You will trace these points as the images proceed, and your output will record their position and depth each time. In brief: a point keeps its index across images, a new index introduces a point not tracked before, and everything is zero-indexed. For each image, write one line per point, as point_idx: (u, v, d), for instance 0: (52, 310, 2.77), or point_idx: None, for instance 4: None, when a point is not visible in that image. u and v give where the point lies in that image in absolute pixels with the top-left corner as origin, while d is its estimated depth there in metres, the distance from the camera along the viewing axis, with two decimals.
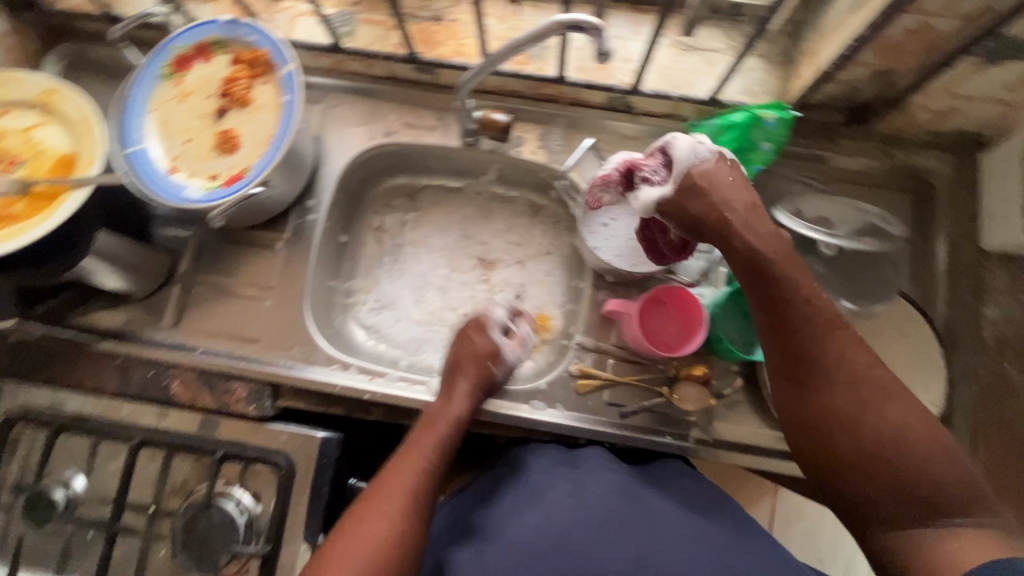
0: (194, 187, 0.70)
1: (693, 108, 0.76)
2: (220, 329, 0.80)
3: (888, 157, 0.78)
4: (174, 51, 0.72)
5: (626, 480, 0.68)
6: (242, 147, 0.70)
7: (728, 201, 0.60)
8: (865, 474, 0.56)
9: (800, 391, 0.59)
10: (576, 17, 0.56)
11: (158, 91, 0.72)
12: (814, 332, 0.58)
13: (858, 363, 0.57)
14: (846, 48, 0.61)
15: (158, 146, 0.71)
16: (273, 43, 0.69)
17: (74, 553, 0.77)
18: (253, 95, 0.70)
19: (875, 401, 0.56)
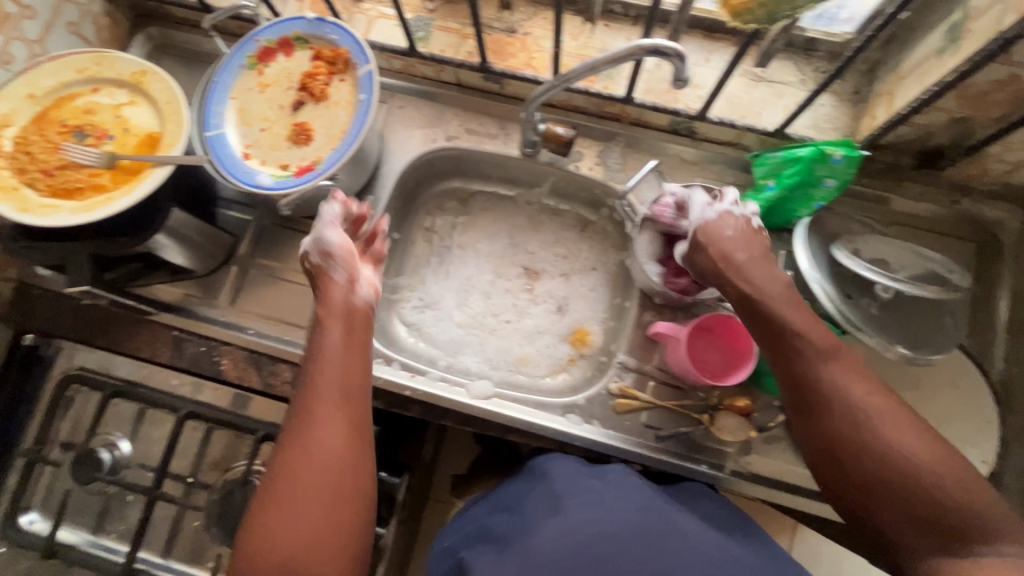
0: (264, 175, 0.72)
1: (757, 138, 0.76)
2: (270, 312, 0.82)
3: (952, 204, 0.76)
4: (259, 43, 0.75)
5: (650, 494, 0.65)
6: (315, 139, 0.73)
7: (727, 253, 0.67)
8: (879, 501, 0.56)
9: (807, 419, 0.61)
10: (657, 42, 0.57)
11: (240, 81, 0.76)
12: (810, 359, 0.60)
13: (855, 387, 0.59)
14: (925, 95, 0.61)
15: (235, 133, 0.74)
16: (356, 44, 0.72)
17: (112, 513, 0.80)
18: (331, 91, 0.73)
19: (876, 425, 0.57)
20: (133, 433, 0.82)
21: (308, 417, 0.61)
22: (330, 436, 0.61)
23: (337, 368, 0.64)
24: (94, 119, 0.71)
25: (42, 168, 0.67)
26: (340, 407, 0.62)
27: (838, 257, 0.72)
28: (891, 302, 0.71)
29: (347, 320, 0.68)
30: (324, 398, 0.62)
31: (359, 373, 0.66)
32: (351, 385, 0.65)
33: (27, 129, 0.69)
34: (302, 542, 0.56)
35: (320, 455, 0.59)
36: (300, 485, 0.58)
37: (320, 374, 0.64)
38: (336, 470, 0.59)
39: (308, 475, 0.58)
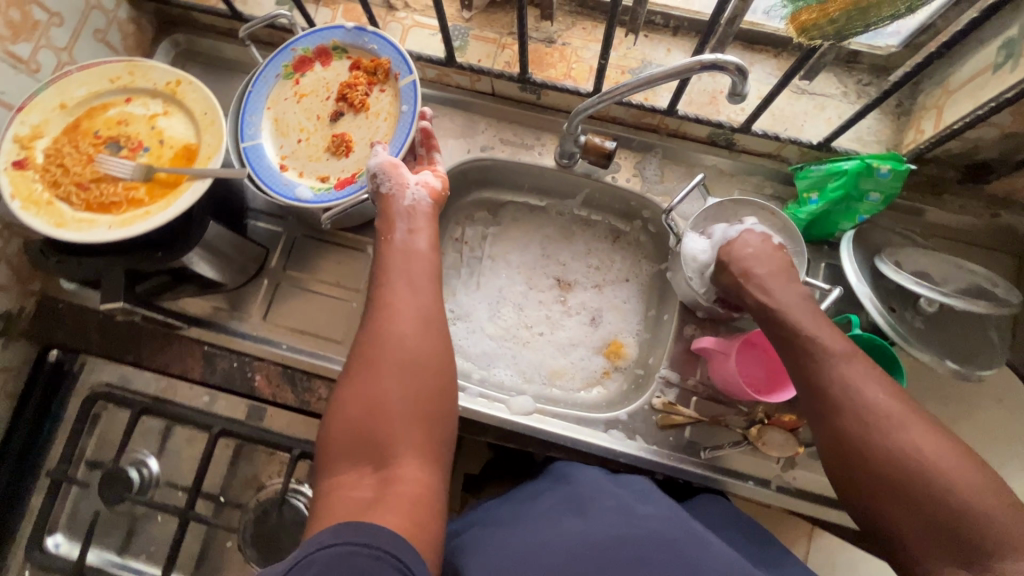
0: (305, 186, 0.70)
1: (798, 151, 0.76)
2: (303, 326, 0.81)
3: (992, 217, 0.76)
4: (296, 53, 0.74)
5: (679, 514, 0.61)
6: (354, 150, 0.72)
7: (748, 268, 0.65)
8: (887, 508, 0.49)
9: (814, 422, 0.54)
10: (717, 57, 0.56)
11: (276, 93, 0.75)
12: (816, 360, 0.55)
13: (865, 389, 0.52)
14: (982, 111, 0.60)
15: (272, 144, 0.73)
16: (397, 54, 0.71)
17: (141, 535, 0.78)
18: (371, 101, 0.72)
19: (881, 425, 0.50)
20: (161, 450, 0.80)
21: (382, 303, 0.58)
22: (405, 321, 0.57)
23: (403, 261, 0.61)
24: (127, 129, 0.69)
25: (77, 182, 0.65)
26: (411, 292, 0.59)
27: (884, 269, 0.71)
28: (936, 316, 0.71)
29: (412, 213, 0.65)
30: (398, 286, 0.59)
31: (426, 270, 0.62)
32: (429, 281, 0.61)
33: (58, 140, 0.67)
34: (375, 420, 0.53)
35: (396, 341, 0.56)
36: (376, 364, 0.55)
37: (393, 265, 0.61)
38: (413, 358, 0.56)
39: (379, 357, 0.55)
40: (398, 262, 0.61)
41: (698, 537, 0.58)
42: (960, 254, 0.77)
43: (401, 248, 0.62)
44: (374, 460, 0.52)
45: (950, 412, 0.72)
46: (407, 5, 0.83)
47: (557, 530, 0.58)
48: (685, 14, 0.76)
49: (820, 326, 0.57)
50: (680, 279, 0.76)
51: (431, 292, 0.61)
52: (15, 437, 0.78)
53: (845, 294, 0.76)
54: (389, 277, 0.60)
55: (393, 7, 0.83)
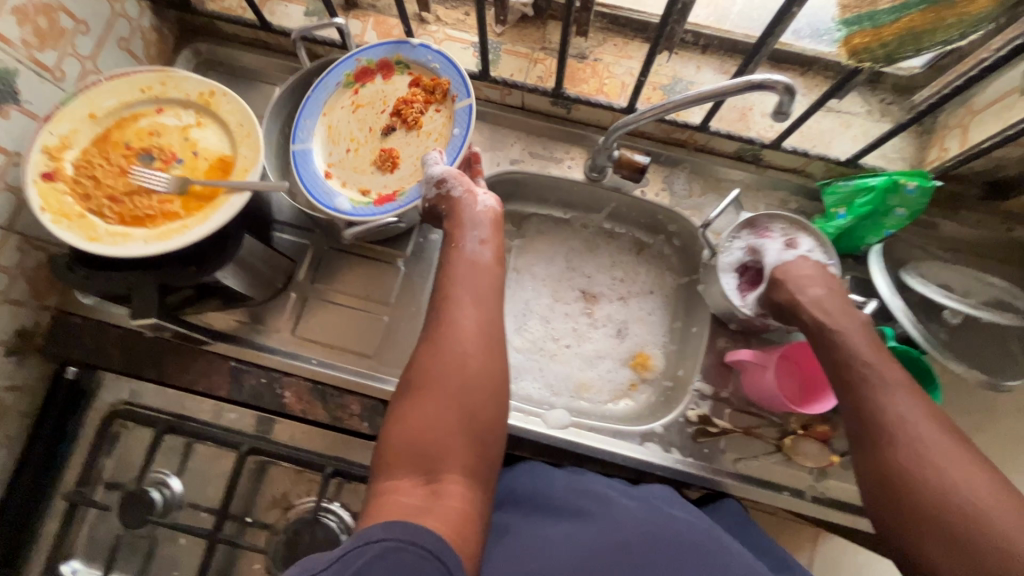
0: (346, 198, 0.70)
1: (825, 167, 0.78)
2: (333, 340, 0.79)
3: (1006, 231, 0.79)
4: (359, 62, 0.74)
5: (705, 524, 0.59)
6: (400, 167, 0.71)
7: (802, 288, 0.66)
8: (929, 536, 0.49)
9: (862, 449, 0.55)
10: (763, 77, 0.57)
11: (335, 99, 0.74)
12: (876, 387, 0.56)
13: (921, 425, 0.52)
14: (1011, 131, 0.62)
15: (320, 151, 0.73)
16: (458, 76, 0.71)
17: (162, 558, 0.75)
18: (425, 121, 0.72)
19: (934, 460, 0.50)
20: (181, 469, 0.77)
21: (444, 319, 0.58)
22: (466, 341, 0.56)
23: (471, 275, 0.61)
24: (159, 140, 0.68)
25: (109, 194, 0.64)
26: (476, 310, 0.59)
27: (910, 282, 0.74)
28: (959, 327, 0.73)
29: (474, 228, 0.64)
30: (460, 304, 0.59)
31: (491, 286, 0.62)
32: (491, 300, 0.61)
33: (88, 151, 0.65)
34: (431, 438, 0.51)
35: (457, 361, 0.55)
36: (436, 383, 0.54)
37: (454, 280, 0.61)
38: (475, 380, 0.55)
39: (441, 377, 0.54)
40: (461, 279, 0.61)
41: (724, 544, 0.57)
42: (978, 268, 0.80)
43: (465, 263, 0.62)
44: (428, 472, 0.50)
45: (974, 421, 0.74)
46: (439, 19, 0.84)
47: (580, 526, 0.58)
48: (716, 33, 0.77)
49: (866, 347, 0.59)
50: (715, 292, 0.77)
51: (492, 311, 0.60)
52: (30, 457, 0.74)
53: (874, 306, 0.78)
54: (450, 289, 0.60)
55: (424, 21, 0.84)
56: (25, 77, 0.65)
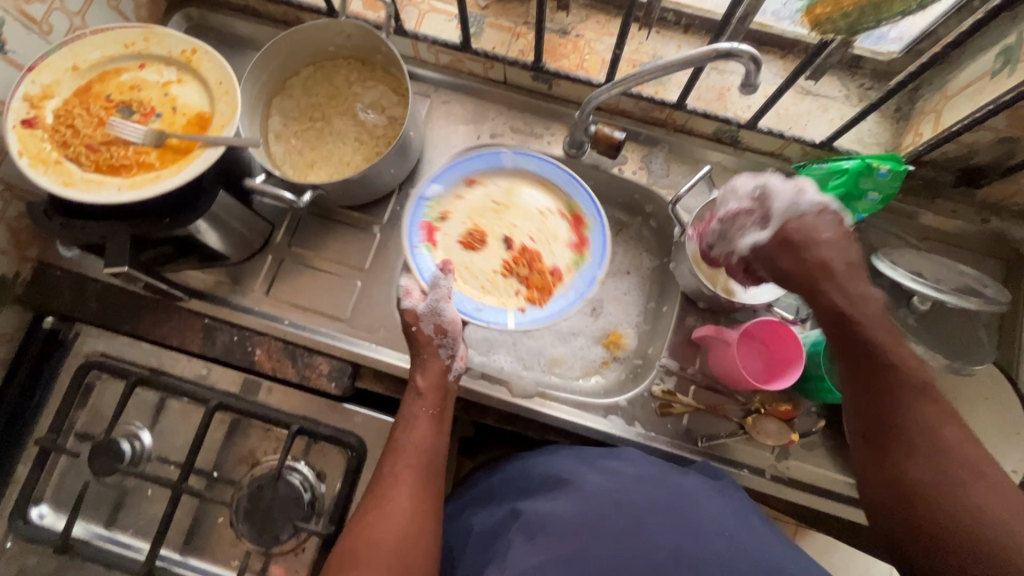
0: (435, 200, 0.80)
1: (800, 149, 0.78)
2: (307, 303, 0.80)
3: (982, 222, 0.79)
4: (591, 217, 0.79)
5: (665, 471, 0.66)
6: (468, 255, 0.79)
7: (826, 261, 0.61)
8: (930, 525, 0.53)
9: (879, 444, 0.57)
10: (731, 46, 0.58)
11: (561, 195, 0.81)
12: (900, 392, 0.56)
13: (932, 422, 0.55)
14: (979, 114, 0.63)
15: (496, 174, 0.82)
16: (552, 316, 0.76)
17: (129, 508, 0.76)
18: (510, 281, 0.78)
19: (939, 457, 0.54)
20: (153, 424, 0.79)
21: (385, 483, 0.62)
22: (403, 517, 0.60)
23: (417, 437, 0.66)
24: (140, 95, 0.69)
25: (86, 143, 0.65)
26: (421, 478, 0.63)
27: (881, 267, 0.73)
28: (928, 314, 0.73)
29: (439, 395, 0.69)
30: (399, 476, 0.62)
31: (436, 454, 0.66)
32: (434, 468, 0.65)
33: (69, 102, 0.66)
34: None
35: (395, 532, 0.58)
36: (370, 555, 0.57)
37: (404, 437, 0.65)
38: (410, 552, 0.58)
39: (380, 550, 0.57)
40: (405, 447, 0.64)
41: (691, 499, 0.62)
42: (949, 257, 0.80)
43: (417, 409, 0.67)
44: None
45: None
46: None
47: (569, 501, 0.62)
48: (696, 12, 0.78)
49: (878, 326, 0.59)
50: (684, 269, 0.77)
51: (427, 471, 0.64)
52: (5, 402, 0.76)
53: None
54: (393, 454, 0.64)
55: None
56: (11, 26, 0.67)
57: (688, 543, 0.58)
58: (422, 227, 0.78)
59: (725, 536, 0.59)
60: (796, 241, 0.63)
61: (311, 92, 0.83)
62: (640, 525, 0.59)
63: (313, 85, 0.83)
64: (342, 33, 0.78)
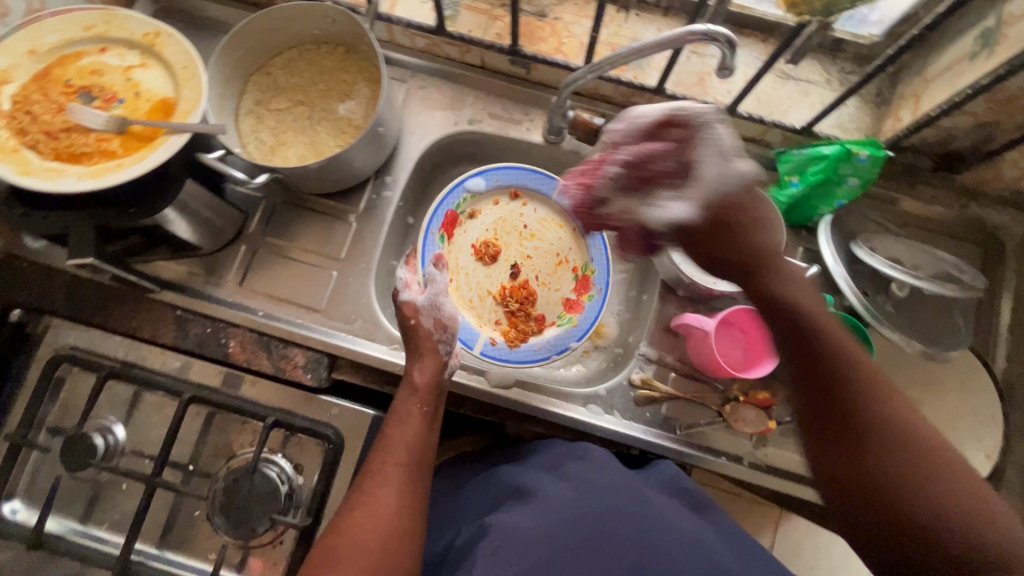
0: (468, 195, 0.85)
1: (780, 135, 0.77)
2: (281, 294, 0.79)
3: (962, 208, 0.78)
4: (594, 287, 0.84)
5: (624, 475, 0.68)
6: (478, 263, 0.85)
7: (762, 248, 0.61)
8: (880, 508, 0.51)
9: (836, 436, 0.55)
10: (708, 28, 0.56)
11: (583, 258, 0.86)
12: (848, 376, 0.55)
13: (874, 402, 0.54)
14: (958, 98, 0.62)
15: (536, 200, 0.87)
16: (518, 356, 0.80)
17: (104, 503, 0.76)
18: (498, 305, 0.84)
19: (886, 442, 0.52)
20: (128, 418, 0.77)
21: (370, 480, 0.59)
22: (387, 518, 0.57)
23: (401, 432, 0.63)
24: (102, 80, 0.67)
25: (45, 130, 0.62)
26: (405, 475, 0.60)
27: (859, 253, 0.73)
28: (904, 301, 0.73)
29: (428, 393, 0.66)
30: (387, 475, 0.59)
31: (424, 451, 0.63)
32: (419, 465, 0.62)
33: (27, 87, 0.64)
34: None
35: (378, 534, 0.56)
36: (351, 558, 0.55)
37: (393, 433, 0.62)
38: (391, 554, 0.56)
39: (361, 553, 0.55)
40: (394, 445, 0.62)
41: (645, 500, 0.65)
42: (929, 243, 0.79)
43: (409, 403, 0.65)
44: None
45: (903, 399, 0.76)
46: None
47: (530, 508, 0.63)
48: None
49: (821, 310, 0.59)
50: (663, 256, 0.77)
51: (415, 469, 0.61)
52: None
53: (823, 276, 0.78)
54: (378, 451, 0.61)
55: None
56: None
57: (650, 559, 0.60)
58: (446, 212, 0.84)
59: (684, 545, 0.62)
60: (731, 222, 0.61)
61: (290, 74, 0.81)
62: (607, 534, 0.61)
63: (295, 68, 0.81)
64: (327, 17, 0.75)
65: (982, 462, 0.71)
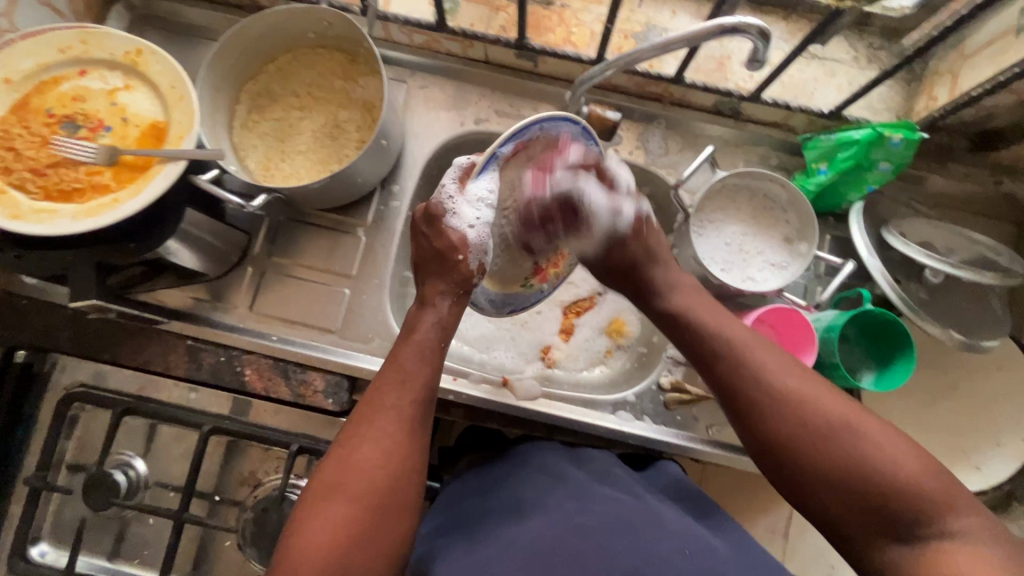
0: (543, 134, 0.62)
1: (807, 119, 0.73)
2: (294, 316, 0.76)
3: (994, 184, 0.75)
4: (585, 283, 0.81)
5: (627, 484, 0.62)
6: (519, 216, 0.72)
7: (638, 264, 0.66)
8: (835, 491, 0.48)
9: (742, 418, 0.54)
10: (738, 19, 0.53)
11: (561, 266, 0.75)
12: (741, 358, 0.56)
13: (787, 380, 0.53)
14: (1004, 77, 0.59)
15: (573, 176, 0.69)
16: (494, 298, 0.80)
17: (131, 538, 0.74)
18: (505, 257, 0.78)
19: (826, 424, 0.50)
20: (146, 451, 0.75)
21: (379, 408, 0.54)
22: (382, 470, 0.51)
23: (394, 379, 0.55)
24: (85, 106, 0.62)
25: (31, 167, 0.59)
26: (403, 423, 0.54)
27: (891, 240, 0.70)
28: (939, 287, 0.70)
29: (436, 339, 0.59)
30: (392, 412, 0.54)
31: (424, 404, 0.56)
32: (424, 416, 0.55)
33: (5, 120, 0.60)
34: (352, 552, 0.48)
35: (386, 473, 0.51)
36: (354, 494, 0.50)
37: (412, 366, 0.56)
38: (397, 495, 0.51)
39: (364, 488, 0.50)
40: (410, 378, 0.56)
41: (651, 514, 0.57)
42: (964, 224, 0.76)
43: (430, 339, 0.59)
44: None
45: (936, 386, 0.74)
46: None
47: (525, 523, 0.56)
48: None
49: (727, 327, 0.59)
50: (689, 254, 0.72)
51: (428, 409, 0.56)
52: None
53: (855, 267, 0.75)
54: (390, 378, 0.56)
55: None
56: None
57: (647, 563, 0.51)
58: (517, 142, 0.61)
59: (685, 552, 0.53)
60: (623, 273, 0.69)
61: (286, 83, 0.76)
62: (598, 540, 0.52)
63: (288, 74, 0.76)
64: (323, 21, 0.71)
65: (1021, 448, 0.71)
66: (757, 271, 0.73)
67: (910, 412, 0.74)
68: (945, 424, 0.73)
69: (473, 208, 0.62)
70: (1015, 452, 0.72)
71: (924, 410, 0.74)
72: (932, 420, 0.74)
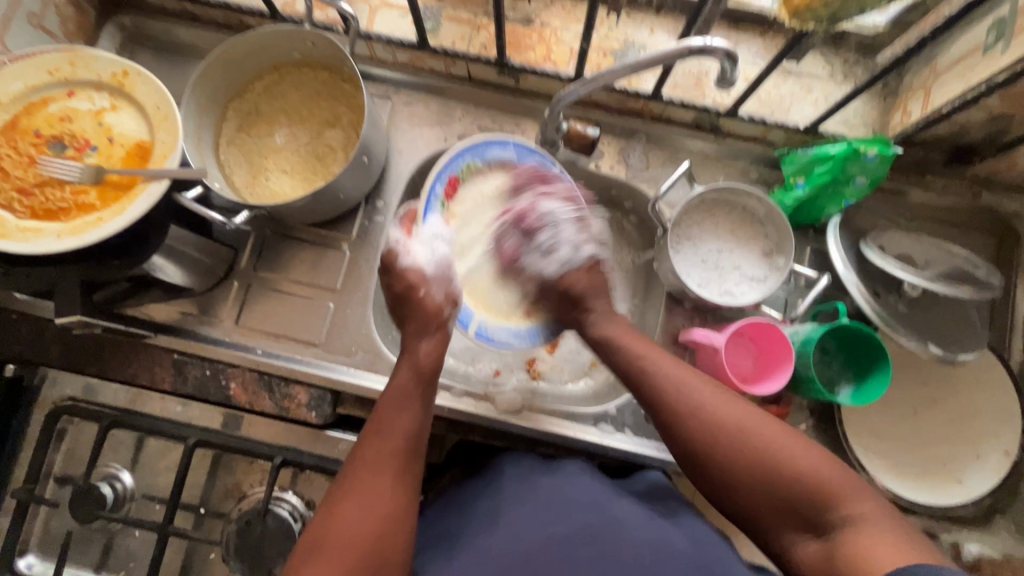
0: (473, 162, 0.76)
1: (783, 134, 0.74)
2: (279, 330, 0.76)
3: (974, 197, 0.76)
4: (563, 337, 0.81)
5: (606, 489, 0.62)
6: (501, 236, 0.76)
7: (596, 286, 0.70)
8: (752, 488, 0.53)
9: (663, 428, 0.58)
10: (705, 42, 0.54)
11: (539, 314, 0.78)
12: (660, 373, 0.60)
13: (704, 392, 0.57)
14: (971, 95, 0.60)
15: None
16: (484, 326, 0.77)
17: (116, 550, 0.75)
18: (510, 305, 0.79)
19: (743, 430, 0.54)
20: (134, 463, 0.76)
21: (362, 460, 0.55)
22: (372, 520, 0.51)
23: (377, 431, 0.57)
24: (72, 126, 0.64)
25: (19, 187, 0.60)
26: (384, 470, 0.54)
27: (869, 255, 0.69)
28: (917, 300, 0.71)
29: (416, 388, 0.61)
30: (378, 460, 0.55)
31: (407, 450, 0.56)
32: (409, 461, 0.56)
33: None
34: None
35: (370, 521, 0.51)
36: (339, 549, 0.50)
37: (392, 416, 0.58)
38: (387, 543, 0.51)
39: (349, 543, 0.50)
40: (390, 428, 0.57)
41: (627, 526, 0.57)
42: (943, 236, 0.77)
43: (408, 384, 0.61)
44: None
45: (916, 398, 0.75)
46: None
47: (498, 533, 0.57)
48: None
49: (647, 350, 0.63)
50: (668, 268, 0.72)
51: (412, 461, 0.57)
52: None
53: (832, 280, 0.75)
54: (371, 431, 0.57)
55: None
56: None
57: None
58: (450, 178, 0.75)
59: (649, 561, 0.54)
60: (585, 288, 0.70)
61: (272, 101, 0.77)
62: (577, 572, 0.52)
63: (275, 92, 0.77)
64: (307, 41, 0.72)
65: (1000, 460, 0.71)
66: (735, 285, 0.74)
67: (889, 425, 0.74)
68: (924, 436, 0.74)
69: (424, 242, 0.70)
70: (998, 465, 0.71)
71: (903, 423, 0.74)
72: (911, 434, 0.74)
